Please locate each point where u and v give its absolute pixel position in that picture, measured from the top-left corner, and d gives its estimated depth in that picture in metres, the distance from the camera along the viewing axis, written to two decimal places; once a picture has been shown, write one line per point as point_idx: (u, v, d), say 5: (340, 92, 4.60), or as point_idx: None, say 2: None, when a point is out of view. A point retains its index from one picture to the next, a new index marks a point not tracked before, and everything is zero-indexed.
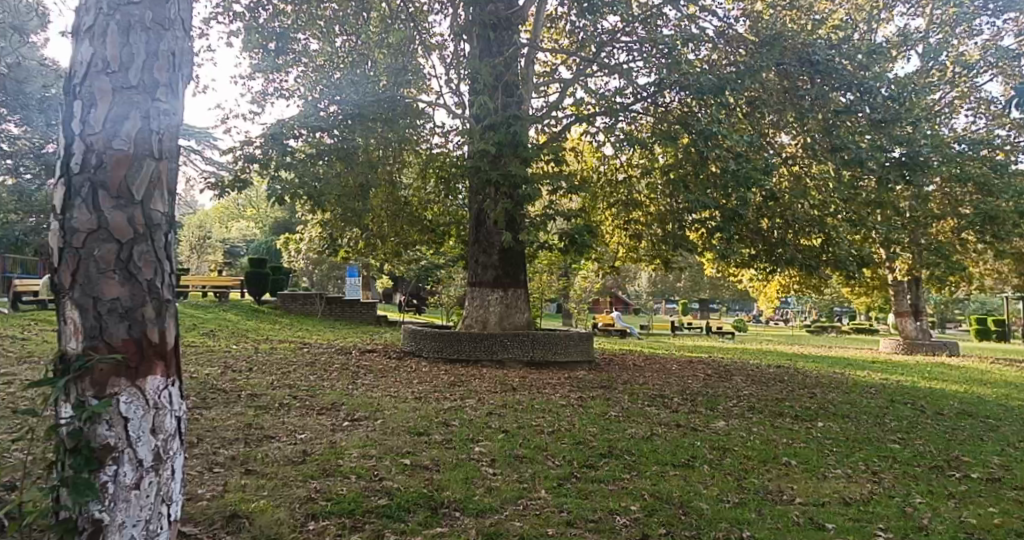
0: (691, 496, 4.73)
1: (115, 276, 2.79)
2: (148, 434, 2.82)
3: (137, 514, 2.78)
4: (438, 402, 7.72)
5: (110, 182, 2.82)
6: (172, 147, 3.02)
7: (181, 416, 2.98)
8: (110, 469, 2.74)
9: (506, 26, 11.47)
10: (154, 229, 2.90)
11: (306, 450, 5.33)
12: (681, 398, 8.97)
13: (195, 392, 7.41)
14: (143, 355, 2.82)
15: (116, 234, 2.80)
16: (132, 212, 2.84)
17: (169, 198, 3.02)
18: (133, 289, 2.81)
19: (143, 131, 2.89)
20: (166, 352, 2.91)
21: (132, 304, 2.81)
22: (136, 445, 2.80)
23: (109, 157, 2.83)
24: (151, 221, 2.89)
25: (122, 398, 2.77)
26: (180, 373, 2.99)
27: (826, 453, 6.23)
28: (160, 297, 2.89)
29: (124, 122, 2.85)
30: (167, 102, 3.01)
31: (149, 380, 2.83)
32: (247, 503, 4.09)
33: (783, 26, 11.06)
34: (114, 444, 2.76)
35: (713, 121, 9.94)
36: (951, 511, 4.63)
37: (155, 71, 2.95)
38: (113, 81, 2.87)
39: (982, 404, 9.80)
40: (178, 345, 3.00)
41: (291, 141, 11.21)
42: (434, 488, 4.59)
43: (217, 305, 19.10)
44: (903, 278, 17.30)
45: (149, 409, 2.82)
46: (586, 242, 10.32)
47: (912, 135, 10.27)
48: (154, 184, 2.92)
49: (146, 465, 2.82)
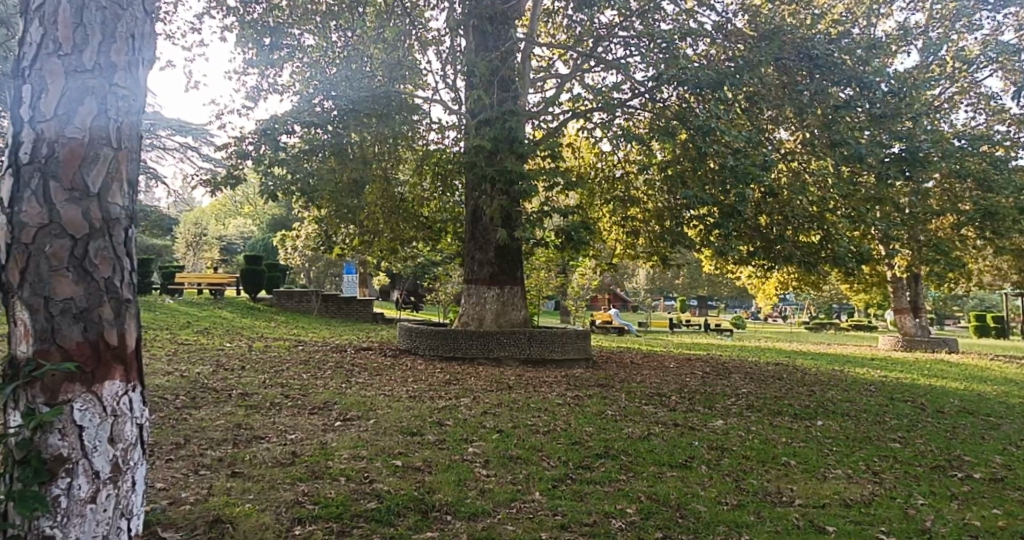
0: (688, 498, 4.63)
1: (68, 275, 2.81)
2: (104, 445, 2.86)
3: (93, 528, 2.83)
4: (433, 401, 7.62)
5: (62, 174, 2.83)
6: (130, 135, 3.03)
7: (142, 424, 3.02)
8: (63, 481, 2.78)
9: (503, 21, 11.28)
10: (112, 224, 2.92)
11: (296, 451, 5.22)
12: (679, 396, 8.87)
13: (185, 392, 7.29)
14: (100, 358, 2.84)
15: (70, 229, 2.81)
16: (87, 206, 2.85)
17: (128, 190, 3.03)
18: (88, 287, 2.83)
19: (97, 117, 2.90)
20: (126, 355, 2.94)
21: (88, 305, 2.83)
22: (92, 456, 2.84)
23: (61, 147, 2.83)
24: (108, 215, 2.91)
25: (76, 405, 2.80)
26: (141, 378, 3.02)
27: (825, 453, 6.14)
28: (118, 296, 2.91)
29: (78, 108, 2.86)
30: (125, 87, 3.02)
31: (106, 386, 2.86)
32: (233, 507, 3.98)
33: (782, 21, 10.96)
34: (67, 455, 2.80)
35: (712, 116, 9.83)
36: (954, 513, 4.53)
37: (111, 55, 2.96)
38: (66, 64, 2.87)
39: (983, 402, 9.70)
40: (138, 345, 3.02)
41: (284, 136, 11.07)
42: (425, 490, 4.48)
43: (212, 303, 18.94)
44: (902, 275, 17.21)
45: (106, 417, 2.86)
46: (583, 239, 10.22)
47: (913, 130, 10.18)
48: (111, 176, 2.94)
49: (102, 477, 2.87)
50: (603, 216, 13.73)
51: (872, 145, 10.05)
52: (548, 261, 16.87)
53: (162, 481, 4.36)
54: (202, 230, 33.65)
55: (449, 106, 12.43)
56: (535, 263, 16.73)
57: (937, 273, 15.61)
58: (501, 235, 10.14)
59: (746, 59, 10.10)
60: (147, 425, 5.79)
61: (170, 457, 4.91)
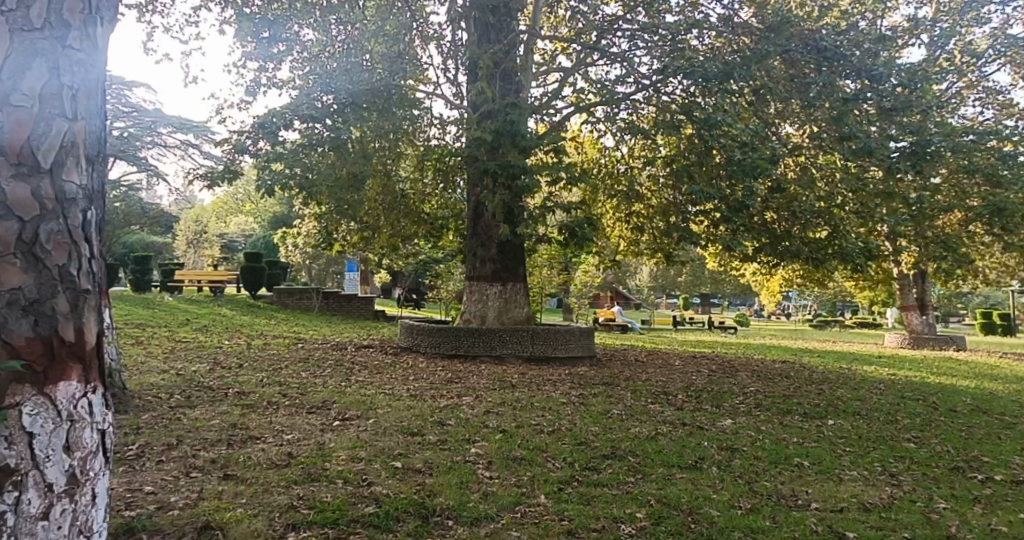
0: (700, 501, 4.45)
1: (16, 261, 2.34)
2: (60, 453, 2.38)
3: None
4: (434, 400, 7.44)
5: (7, 146, 2.36)
6: (88, 105, 2.61)
7: (102, 431, 2.56)
8: (11, 496, 2.25)
9: (506, 13, 11.07)
10: (68, 204, 2.49)
11: (292, 452, 5.04)
12: (686, 395, 8.68)
13: (180, 390, 7.11)
14: (55, 356, 2.38)
15: (18, 210, 2.36)
16: (38, 183, 2.41)
17: (85, 167, 2.60)
18: (40, 276, 2.38)
19: (50, 84, 2.47)
20: (85, 354, 2.48)
21: (39, 295, 2.37)
22: (44, 467, 2.34)
23: (7, 116, 2.37)
24: (64, 194, 2.47)
25: (26, 410, 2.30)
26: (101, 379, 2.57)
27: (839, 453, 5.93)
28: (76, 286, 2.47)
29: (26, 72, 2.42)
30: (82, 50, 2.60)
31: (63, 386, 2.39)
32: (223, 512, 3.80)
33: (789, 12, 10.76)
34: (15, 467, 2.27)
35: (719, 109, 9.64)
36: (979, 518, 4.34)
37: (65, 13, 2.54)
38: (11, 22, 2.42)
39: (996, 400, 9.50)
40: (98, 344, 2.58)
41: (283, 131, 10.88)
42: (426, 494, 4.30)
43: (212, 301, 18.79)
44: (909, 271, 17.00)
45: (62, 421, 2.38)
46: (587, 235, 10.04)
47: (923, 123, 9.96)
48: (66, 150, 2.50)
49: (57, 491, 2.37)
50: (606, 212, 13.55)
51: (879, 139, 9.86)
52: (551, 258, 16.68)
53: (151, 484, 4.18)
54: (202, 227, 33.52)
55: (451, 100, 12.23)
56: (537, 260, 16.55)
57: (945, 270, 15.42)
58: (504, 231, 9.96)
59: (754, 51, 9.92)
60: (140, 424, 5.62)
61: (161, 458, 4.73)
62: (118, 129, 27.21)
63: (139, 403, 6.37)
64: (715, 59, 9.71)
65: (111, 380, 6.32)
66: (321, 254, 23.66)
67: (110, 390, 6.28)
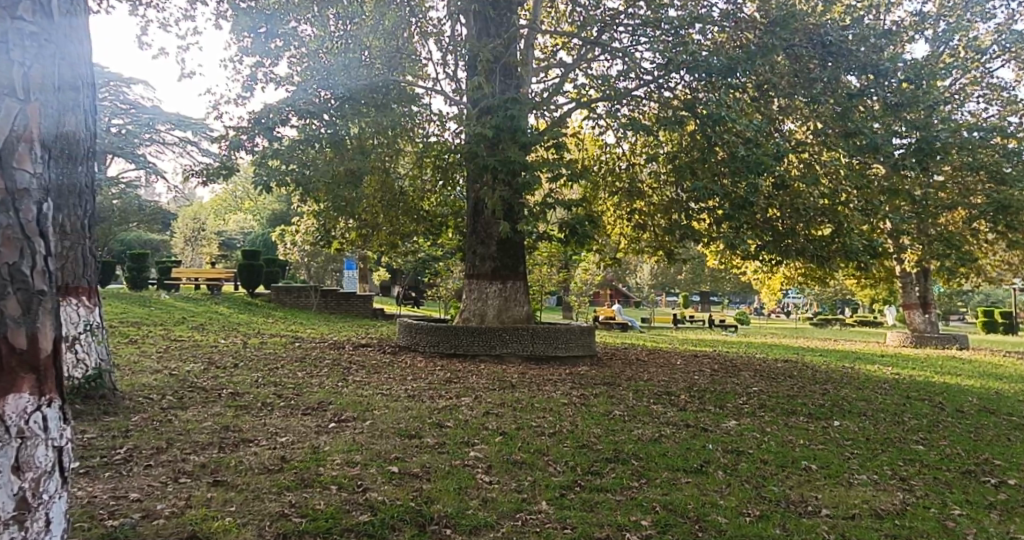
0: (707, 508, 4.30)
1: None
2: (9, 474, 2.41)
3: None
4: (432, 401, 7.28)
5: None
6: (41, 83, 2.64)
7: (59, 448, 2.59)
8: None
9: (506, 7, 10.74)
10: (20, 195, 2.50)
11: (285, 456, 4.88)
12: (689, 395, 8.54)
13: (173, 391, 6.94)
14: (5, 368, 2.39)
15: None
16: None
17: (43, 154, 2.62)
18: None
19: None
20: (39, 363, 2.49)
21: None
22: None
23: None
24: (15, 184, 2.49)
25: None
26: (59, 391, 2.58)
27: (847, 456, 5.78)
28: (30, 288, 2.48)
29: None
30: (35, 23, 2.65)
31: (12, 401, 2.41)
32: (211, 521, 3.65)
33: (792, 6, 10.59)
34: None
35: (722, 105, 9.48)
36: (996, 525, 4.20)
37: None
38: None
39: (1003, 400, 9.36)
40: (58, 349, 2.58)
41: (279, 127, 10.74)
42: (423, 501, 4.15)
43: (209, 299, 18.61)
44: (912, 270, 16.83)
45: (10, 440, 2.40)
46: (587, 232, 9.90)
47: (929, 120, 9.81)
48: (19, 135, 2.53)
49: (5, 515, 2.40)
50: (607, 209, 13.38)
51: (884, 135, 9.71)
52: (551, 256, 16.51)
53: (137, 491, 4.02)
54: (200, 225, 33.35)
55: (450, 96, 12.07)
56: (537, 258, 16.41)
57: (949, 268, 15.26)
58: (503, 228, 9.79)
59: (758, 46, 9.78)
60: (129, 427, 5.46)
61: (149, 462, 4.58)
62: (115, 126, 27.04)
63: (129, 405, 6.22)
64: (719, 53, 9.55)
65: (101, 381, 6.16)
66: (319, 252, 23.46)
67: (100, 391, 6.12)
